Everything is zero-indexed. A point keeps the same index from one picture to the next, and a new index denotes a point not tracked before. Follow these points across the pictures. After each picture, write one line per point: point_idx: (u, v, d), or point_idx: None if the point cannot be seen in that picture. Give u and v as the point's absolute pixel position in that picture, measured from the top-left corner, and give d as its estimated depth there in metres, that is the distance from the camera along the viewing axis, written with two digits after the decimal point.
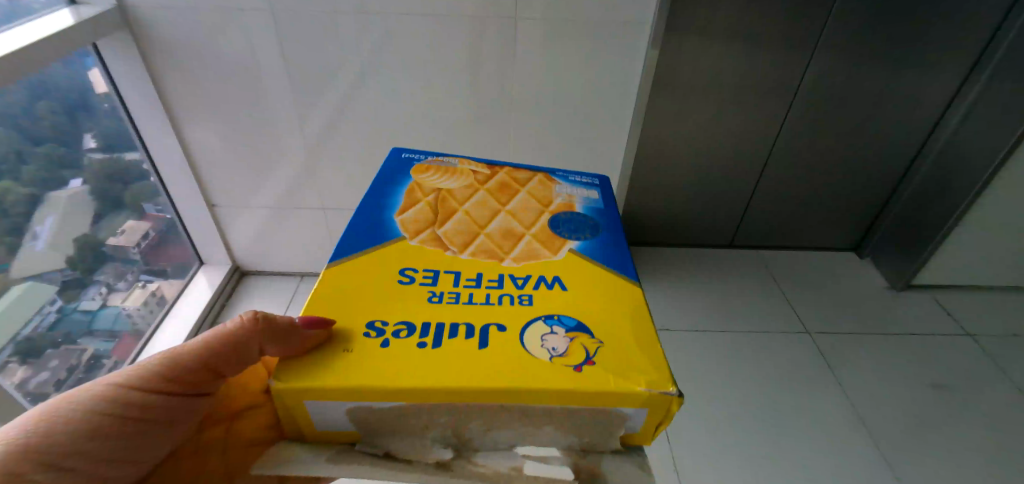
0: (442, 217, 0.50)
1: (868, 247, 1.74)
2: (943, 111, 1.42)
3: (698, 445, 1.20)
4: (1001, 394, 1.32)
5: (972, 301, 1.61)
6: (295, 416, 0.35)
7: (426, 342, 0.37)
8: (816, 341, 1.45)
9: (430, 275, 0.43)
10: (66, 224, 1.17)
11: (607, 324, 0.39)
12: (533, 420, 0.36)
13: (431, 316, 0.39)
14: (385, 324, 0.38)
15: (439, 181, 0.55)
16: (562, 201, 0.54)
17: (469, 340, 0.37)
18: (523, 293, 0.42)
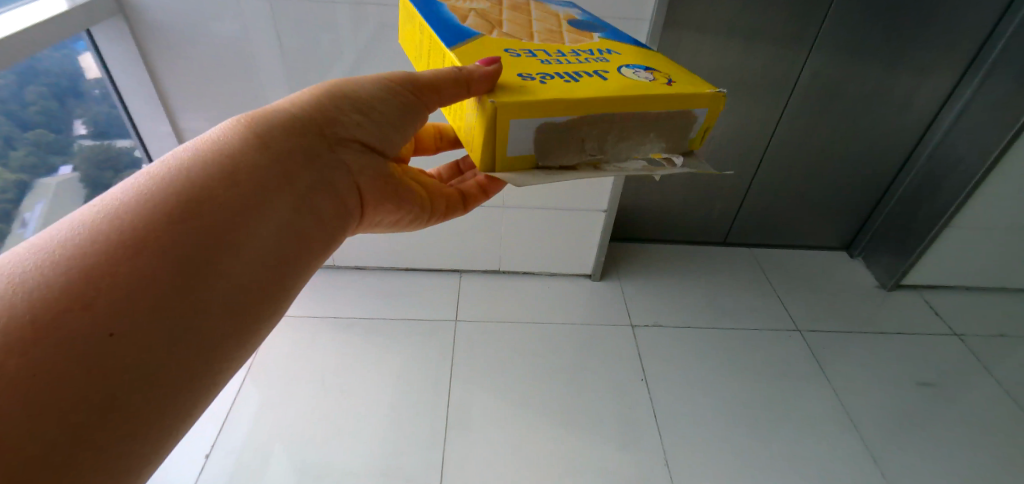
0: (495, 23, 0.61)
1: (859, 246, 1.76)
2: (938, 110, 1.43)
3: (690, 440, 1.21)
4: (986, 393, 1.35)
5: (959, 300, 1.64)
6: (497, 138, 0.47)
7: (567, 80, 0.49)
8: (806, 339, 1.47)
9: (526, 53, 0.55)
10: (53, 209, 1.15)
11: (665, 67, 0.56)
12: (649, 128, 0.51)
13: (554, 71, 0.51)
14: (530, 75, 0.50)
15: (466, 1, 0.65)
16: (563, 10, 0.70)
17: (593, 78, 0.51)
18: (597, 57, 0.56)
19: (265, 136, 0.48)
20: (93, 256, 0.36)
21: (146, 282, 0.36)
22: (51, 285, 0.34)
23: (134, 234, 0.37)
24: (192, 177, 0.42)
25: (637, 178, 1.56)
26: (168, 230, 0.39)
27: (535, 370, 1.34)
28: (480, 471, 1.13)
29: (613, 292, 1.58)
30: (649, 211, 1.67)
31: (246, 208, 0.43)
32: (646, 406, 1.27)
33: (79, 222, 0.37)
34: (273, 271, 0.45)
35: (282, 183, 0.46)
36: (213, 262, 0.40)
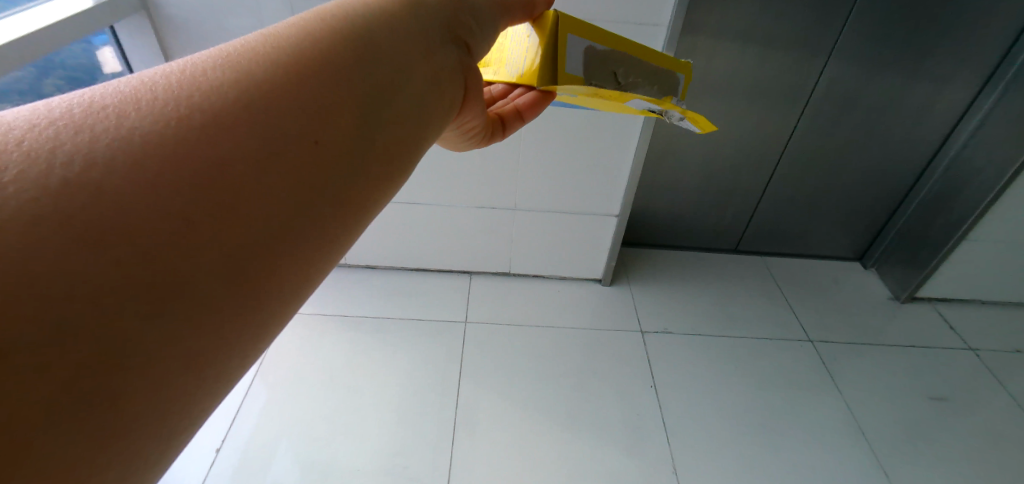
0: None
1: (873, 256, 1.75)
2: (957, 122, 1.42)
3: (697, 444, 1.21)
4: (999, 408, 1.33)
5: (974, 314, 1.61)
6: (558, 53, 0.52)
7: None
8: (817, 349, 1.46)
9: None
10: None
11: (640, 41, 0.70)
12: (653, 80, 0.62)
13: None
14: None
15: None
16: None
17: None
18: None
19: (392, 8, 0.43)
20: (222, 86, 0.31)
21: (276, 117, 0.31)
22: (180, 108, 0.29)
23: (268, 71, 0.32)
24: (304, 38, 0.36)
25: (650, 183, 1.56)
26: (296, 74, 0.33)
27: (542, 374, 1.34)
28: (484, 474, 1.12)
29: (624, 298, 1.58)
30: (660, 216, 1.67)
31: (376, 65, 0.38)
32: (654, 414, 1.26)
33: (182, 66, 0.32)
34: (399, 142, 0.38)
35: (409, 49, 0.41)
36: (348, 110, 0.34)
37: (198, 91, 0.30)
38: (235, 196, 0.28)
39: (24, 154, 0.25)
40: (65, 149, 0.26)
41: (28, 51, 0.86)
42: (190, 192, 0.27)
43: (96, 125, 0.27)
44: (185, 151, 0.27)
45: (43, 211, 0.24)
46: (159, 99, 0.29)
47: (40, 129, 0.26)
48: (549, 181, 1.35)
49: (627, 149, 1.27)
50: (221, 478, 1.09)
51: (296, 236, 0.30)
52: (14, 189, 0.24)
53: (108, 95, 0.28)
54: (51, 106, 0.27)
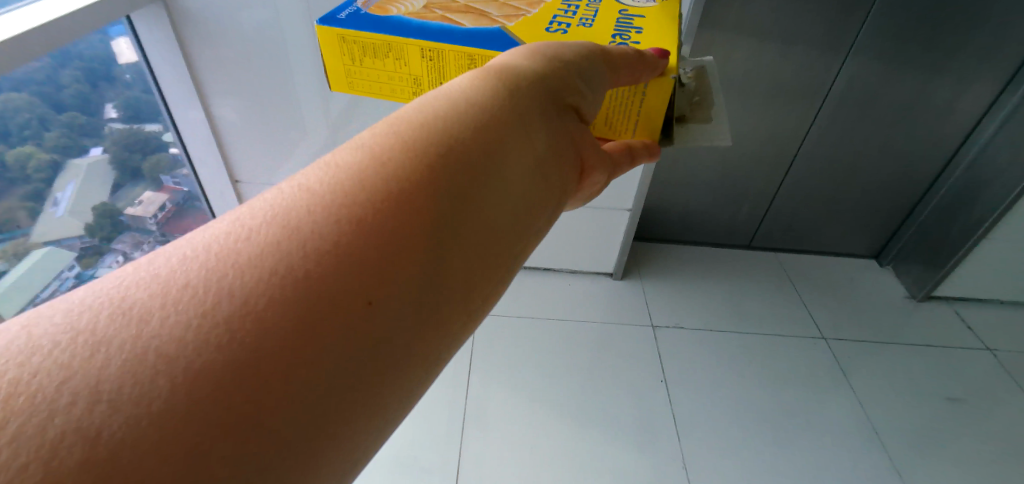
0: (465, 12, 0.59)
1: (889, 255, 1.71)
2: (979, 119, 1.38)
3: (705, 441, 1.21)
4: (1014, 409, 1.31)
5: (993, 314, 1.58)
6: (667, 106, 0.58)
7: (636, 34, 0.57)
8: (831, 347, 1.44)
9: (562, 25, 0.58)
10: (84, 192, 1.15)
11: None
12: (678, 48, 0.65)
13: (611, 32, 0.57)
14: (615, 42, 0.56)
15: (411, 4, 0.60)
16: None
17: (636, 21, 0.59)
18: (582, 4, 0.62)
19: (479, 95, 0.37)
20: (285, 243, 0.26)
21: (349, 274, 0.26)
22: (238, 280, 0.24)
23: (340, 215, 0.28)
24: (385, 160, 0.31)
25: (663, 178, 1.55)
26: (371, 212, 0.28)
27: (550, 368, 1.34)
28: (494, 466, 1.14)
29: (634, 293, 1.57)
30: (673, 211, 1.65)
31: (460, 177, 0.32)
32: (665, 411, 1.26)
33: (250, 215, 0.27)
34: (486, 266, 0.33)
35: (501, 147, 0.35)
36: (422, 246, 0.29)
37: (262, 251, 0.25)
38: (296, 389, 0.24)
39: (58, 374, 0.21)
40: (103, 360, 0.21)
41: (45, 44, 0.88)
42: (242, 395, 0.23)
43: (141, 320, 0.23)
44: (237, 342, 0.23)
45: (92, 448, 0.20)
46: (217, 271, 0.25)
47: (84, 333, 0.22)
48: None
49: None
50: None
51: (360, 419, 0.26)
52: (44, 419, 0.20)
53: (162, 269, 0.24)
54: (106, 288, 0.23)
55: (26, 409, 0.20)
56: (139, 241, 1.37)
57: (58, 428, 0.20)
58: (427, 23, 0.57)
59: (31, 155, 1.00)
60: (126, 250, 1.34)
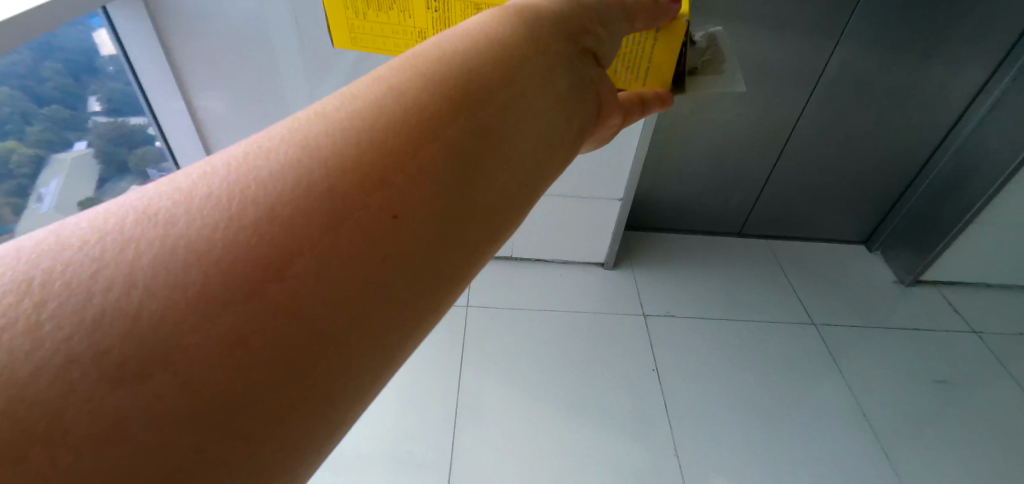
0: None
1: (879, 240, 1.72)
2: (968, 105, 1.38)
3: (697, 427, 1.22)
4: (999, 390, 1.34)
5: (979, 297, 1.60)
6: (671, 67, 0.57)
7: None
8: (820, 333, 1.45)
9: None
10: (69, 187, 1.12)
11: None
12: None
13: None
14: None
15: None
16: None
17: None
18: None
19: (496, 27, 0.36)
20: (301, 160, 0.25)
21: (365, 189, 0.26)
22: (253, 194, 0.24)
23: (357, 133, 0.27)
24: (403, 85, 0.30)
25: (654, 166, 1.54)
26: (389, 131, 0.28)
27: (543, 359, 1.34)
28: (488, 457, 1.14)
29: (626, 282, 1.57)
30: (664, 199, 1.65)
31: (479, 102, 0.31)
32: (658, 399, 1.27)
33: (265, 138, 0.27)
34: (506, 193, 0.32)
35: (519, 76, 0.34)
36: (441, 166, 0.28)
37: (277, 168, 0.25)
38: (314, 302, 0.23)
39: (66, 285, 0.20)
40: (111, 271, 0.21)
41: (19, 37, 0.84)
42: (255, 307, 0.22)
43: (153, 230, 0.22)
44: (250, 253, 0.22)
45: (91, 354, 0.19)
46: (230, 186, 0.24)
47: (95, 244, 0.21)
48: None
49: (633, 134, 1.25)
50: None
51: (376, 335, 0.25)
52: (50, 328, 0.19)
53: (177, 187, 0.24)
54: (116, 208, 0.23)
55: (35, 315, 0.19)
56: None
57: (54, 339, 0.19)
58: None
59: (14, 150, 0.96)
60: None
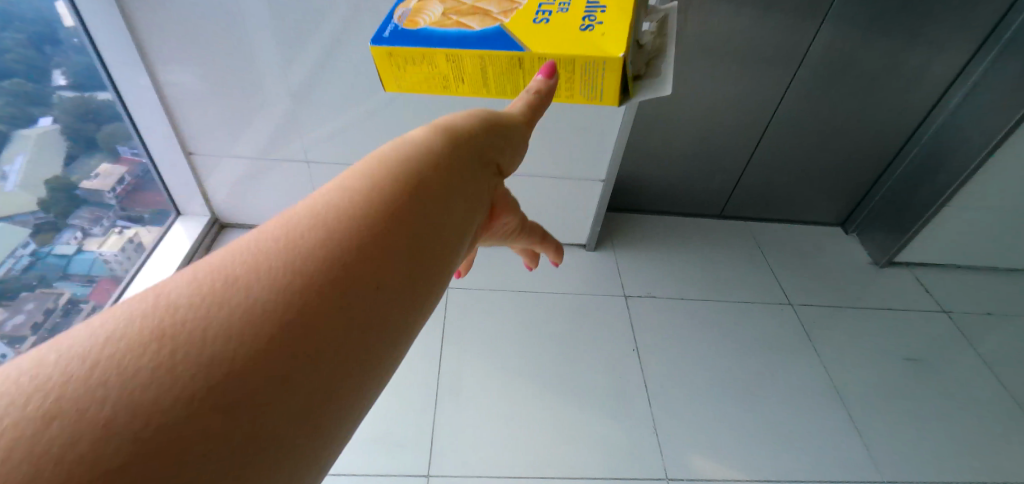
0: (469, 7, 0.57)
1: (856, 222, 1.75)
2: (945, 90, 1.40)
3: (677, 405, 1.23)
4: (967, 367, 1.38)
5: (950, 278, 1.64)
6: None
7: (592, 20, 0.55)
8: (798, 313, 1.47)
9: (544, 16, 0.56)
10: (37, 164, 1.11)
11: None
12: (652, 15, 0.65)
13: (591, 24, 0.54)
14: (591, 20, 0.55)
15: (430, 11, 0.57)
16: None
17: (601, 9, 0.56)
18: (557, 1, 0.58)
19: (455, 129, 0.38)
20: (268, 262, 0.26)
21: (328, 286, 0.26)
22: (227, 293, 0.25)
23: (326, 234, 0.28)
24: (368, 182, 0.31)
25: (638, 146, 1.53)
26: (353, 229, 0.29)
27: (526, 340, 1.33)
28: (471, 440, 1.14)
29: (608, 263, 1.57)
30: (648, 180, 1.64)
31: (432, 198, 0.33)
32: (639, 379, 1.28)
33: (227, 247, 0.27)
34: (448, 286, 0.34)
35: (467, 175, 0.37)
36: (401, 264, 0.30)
37: (244, 271, 0.26)
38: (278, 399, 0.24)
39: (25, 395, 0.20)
40: (77, 377, 0.21)
41: None
42: (225, 399, 0.22)
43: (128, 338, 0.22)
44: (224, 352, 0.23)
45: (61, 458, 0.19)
46: (198, 289, 0.25)
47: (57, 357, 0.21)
48: (538, 144, 1.31)
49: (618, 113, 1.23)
50: None
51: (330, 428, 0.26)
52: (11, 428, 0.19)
53: (146, 294, 0.24)
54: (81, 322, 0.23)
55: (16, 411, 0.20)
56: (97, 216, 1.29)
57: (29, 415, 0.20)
58: (448, 30, 0.54)
59: None
60: (87, 223, 1.25)
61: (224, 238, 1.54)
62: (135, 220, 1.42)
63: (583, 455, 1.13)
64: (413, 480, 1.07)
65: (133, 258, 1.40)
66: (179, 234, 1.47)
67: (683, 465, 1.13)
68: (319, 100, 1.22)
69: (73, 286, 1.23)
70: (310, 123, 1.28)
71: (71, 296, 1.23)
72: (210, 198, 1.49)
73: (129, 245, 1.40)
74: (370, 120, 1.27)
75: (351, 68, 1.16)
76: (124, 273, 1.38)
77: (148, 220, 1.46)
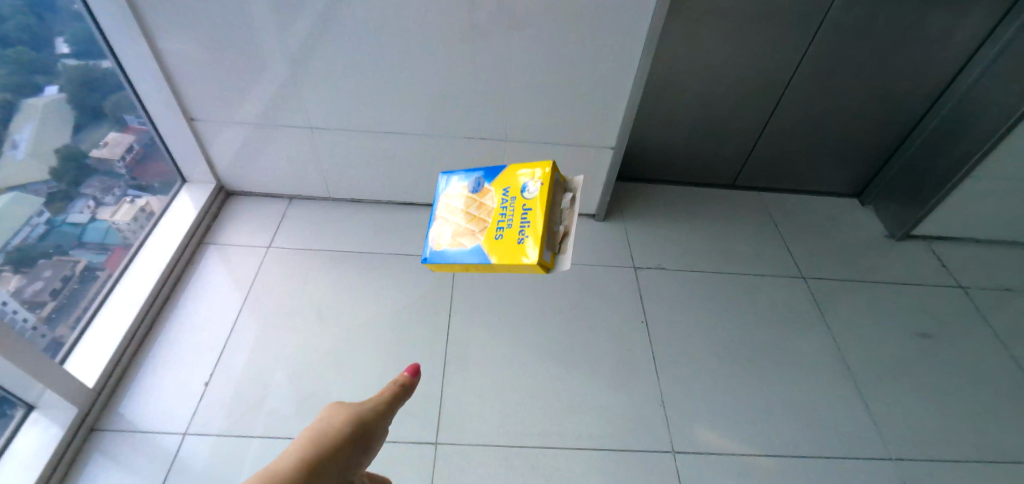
0: (470, 231, 0.85)
1: (872, 193, 1.70)
2: (971, 55, 1.35)
3: (683, 376, 1.24)
4: (977, 341, 1.37)
5: (967, 252, 1.61)
6: None
7: (523, 231, 0.80)
8: (808, 285, 1.46)
9: (500, 230, 0.82)
10: (43, 134, 1.08)
11: (515, 180, 0.86)
12: (565, 187, 0.90)
13: (522, 234, 0.80)
14: (523, 231, 0.80)
15: (444, 237, 0.86)
16: (462, 195, 0.90)
17: (529, 216, 0.81)
18: (504, 204, 0.84)
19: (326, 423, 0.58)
20: None
21: None
22: None
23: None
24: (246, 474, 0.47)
25: (649, 113, 1.49)
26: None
27: (532, 311, 1.33)
28: (478, 407, 1.15)
29: (617, 235, 1.55)
30: (658, 149, 1.60)
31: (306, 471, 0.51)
32: (646, 349, 1.28)
33: None
34: None
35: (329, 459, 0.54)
36: None
37: None
38: None
39: None
40: None
41: None
42: None
43: None
44: None
45: None
46: None
47: None
48: (545, 111, 1.28)
49: (626, 79, 1.20)
50: (211, 424, 1.09)
51: None
52: None
53: None
54: None
55: None
56: (108, 185, 1.28)
57: None
58: (464, 253, 0.83)
59: None
60: (97, 193, 1.24)
61: (231, 206, 1.53)
62: (144, 190, 1.39)
63: (589, 425, 1.14)
64: (422, 448, 1.08)
65: (143, 228, 1.37)
66: (186, 202, 1.46)
67: (687, 435, 1.14)
68: (321, 65, 1.20)
69: (88, 255, 1.22)
70: (313, 90, 1.25)
71: (87, 264, 1.21)
72: (215, 166, 1.48)
73: (140, 214, 1.37)
74: (375, 87, 1.24)
75: (353, 33, 1.13)
76: (134, 239, 1.35)
77: (157, 190, 1.44)
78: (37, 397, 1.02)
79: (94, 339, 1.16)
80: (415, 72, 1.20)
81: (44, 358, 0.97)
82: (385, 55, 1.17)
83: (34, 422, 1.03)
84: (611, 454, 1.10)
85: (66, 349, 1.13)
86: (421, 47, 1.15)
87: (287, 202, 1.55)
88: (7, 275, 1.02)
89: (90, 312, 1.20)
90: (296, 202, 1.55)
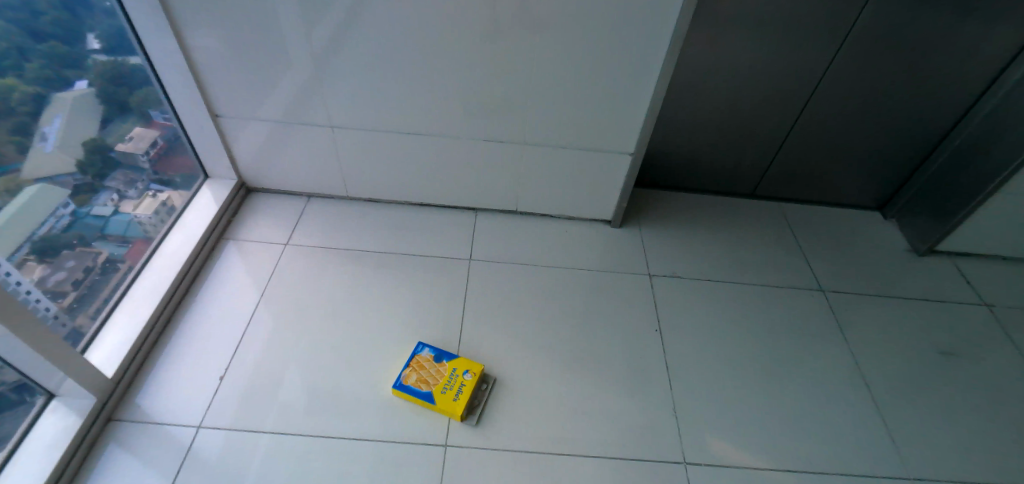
0: (426, 381, 1.14)
1: (895, 206, 1.67)
2: (1004, 68, 1.31)
3: (696, 387, 1.22)
4: (1003, 361, 1.33)
5: (995, 270, 1.57)
6: None
7: (462, 386, 1.14)
8: (827, 298, 1.43)
9: (445, 387, 1.13)
10: (73, 125, 1.10)
11: (457, 369, 1.17)
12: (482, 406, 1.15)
13: (459, 393, 1.13)
14: (462, 390, 1.14)
15: (411, 374, 1.15)
16: (413, 377, 1.15)
17: (463, 388, 1.14)
18: (444, 388, 1.13)
19: None
20: None
21: None
22: None
23: None
24: None
25: (668, 119, 1.48)
26: None
27: (545, 316, 1.33)
28: (488, 411, 1.15)
29: (633, 241, 1.54)
30: (676, 157, 1.59)
31: None
32: (659, 358, 1.26)
33: None
34: None
35: None
36: None
37: None
38: None
39: None
40: None
41: None
42: None
43: None
44: None
45: None
46: None
47: None
48: (563, 114, 1.28)
49: (645, 83, 1.20)
50: (223, 420, 1.10)
51: None
52: None
53: None
54: None
55: None
56: (131, 178, 1.29)
57: None
58: (420, 392, 1.13)
59: (14, 87, 0.94)
60: (121, 185, 1.25)
61: (251, 202, 1.56)
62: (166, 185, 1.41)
63: (599, 433, 1.13)
64: (431, 449, 1.08)
65: (163, 221, 1.40)
66: (207, 198, 1.48)
67: (699, 447, 1.13)
68: (343, 65, 1.21)
69: (110, 246, 1.22)
70: (334, 90, 1.27)
71: (109, 256, 1.22)
72: (237, 162, 1.50)
73: (161, 208, 1.39)
74: (394, 88, 1.25)
75: (375, 35, 1.14)
76: (155, 234, 1.37)
77: (178, 184, 1.46)
78: (57, 385, 1.03)
79: (112, 331, 1.18)
80: (434, 73, 1.21)
81: (65, 346, 0.99)
82: (405, 56, 1.18)
83: (53, 410, 1.05)
84: (619, 463, 1.09)
85: (86, 339, 1.15)
86: (441, 48, 1.16)
87: (306, 200, 1.57)
88: (33, 264, 1.02)
89: (110, 303, 1.22)
90: (314, 201, 1.56)
